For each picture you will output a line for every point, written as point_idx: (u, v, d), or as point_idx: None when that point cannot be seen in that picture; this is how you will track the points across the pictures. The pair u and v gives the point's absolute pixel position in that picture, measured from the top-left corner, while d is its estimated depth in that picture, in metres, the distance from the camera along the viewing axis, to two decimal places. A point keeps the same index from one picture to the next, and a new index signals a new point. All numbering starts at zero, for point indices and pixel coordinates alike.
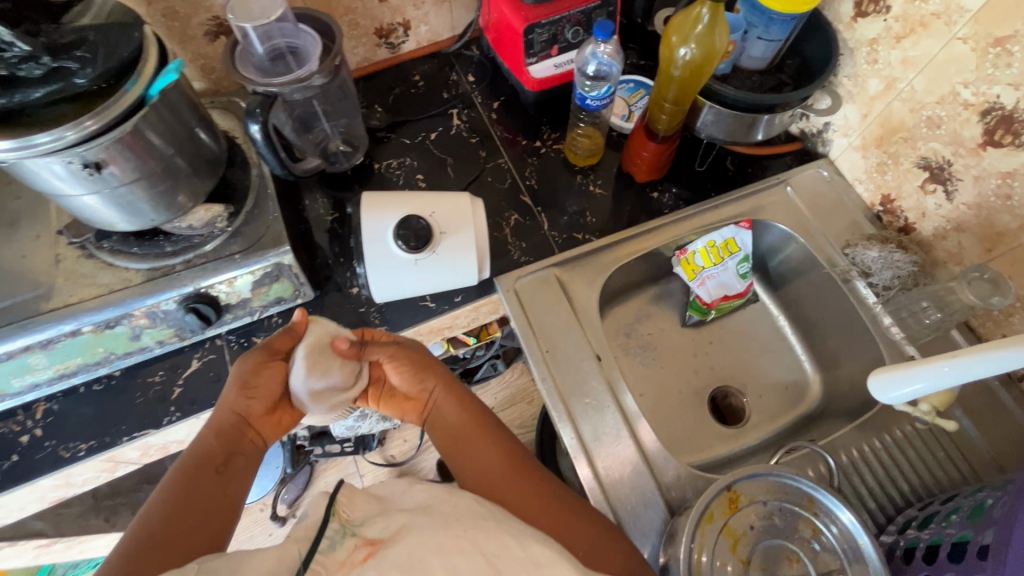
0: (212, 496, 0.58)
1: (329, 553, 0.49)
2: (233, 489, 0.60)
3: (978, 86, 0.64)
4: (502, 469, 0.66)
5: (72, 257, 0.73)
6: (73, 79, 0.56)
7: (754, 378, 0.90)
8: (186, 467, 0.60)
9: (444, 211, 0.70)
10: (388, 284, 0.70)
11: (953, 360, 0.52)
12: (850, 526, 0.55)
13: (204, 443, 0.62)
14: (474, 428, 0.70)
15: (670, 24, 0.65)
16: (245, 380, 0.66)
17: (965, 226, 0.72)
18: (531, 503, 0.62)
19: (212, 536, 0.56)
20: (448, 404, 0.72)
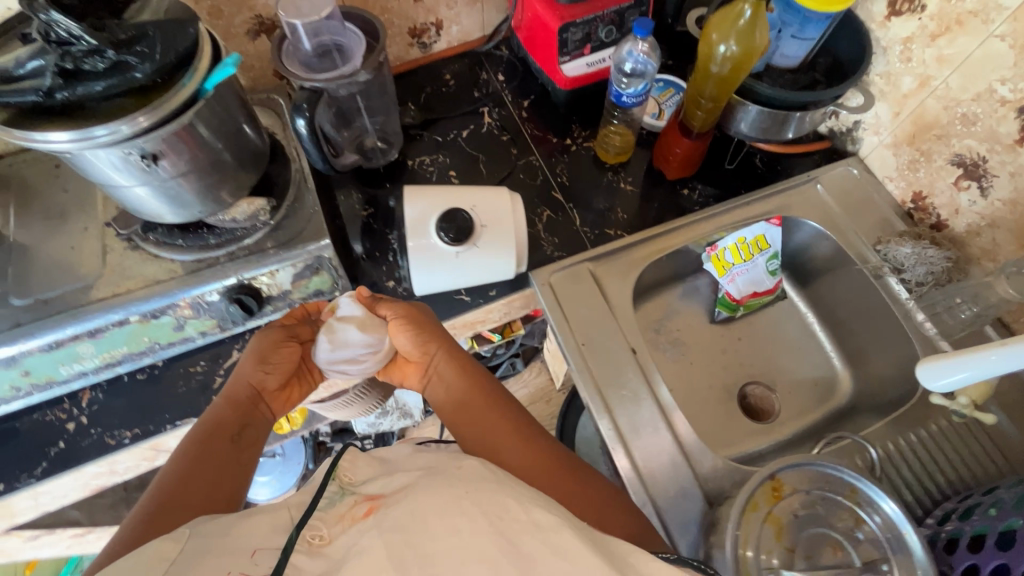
0: (224, 460, 0.63)
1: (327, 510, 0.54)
2: (244, 454, 0.65)
3: (1015, 83, 0.65)
4: (502, 432, 0.67)
5: (119, 248, 0.75)
6: (132, 74, 0.58)
7: (783, 374, 0.90)
8: (204, 434, 0.64)
9: (485, 205, 0.72)
10: (430, 276, 0.71)
11: (1002, 348, 0.53)
12: (893, 515, 0.56)
13: (221, 412, 0.67)
14: (475, 393, 0.71)
15: (711, 21, 0.67)
16: (262, 351, 0.70)
17: (1000, 222, 0.73)
18: (528, 465, 0.63)
19: (225, 496, 0.60)
20: (452, 369, 0.72)
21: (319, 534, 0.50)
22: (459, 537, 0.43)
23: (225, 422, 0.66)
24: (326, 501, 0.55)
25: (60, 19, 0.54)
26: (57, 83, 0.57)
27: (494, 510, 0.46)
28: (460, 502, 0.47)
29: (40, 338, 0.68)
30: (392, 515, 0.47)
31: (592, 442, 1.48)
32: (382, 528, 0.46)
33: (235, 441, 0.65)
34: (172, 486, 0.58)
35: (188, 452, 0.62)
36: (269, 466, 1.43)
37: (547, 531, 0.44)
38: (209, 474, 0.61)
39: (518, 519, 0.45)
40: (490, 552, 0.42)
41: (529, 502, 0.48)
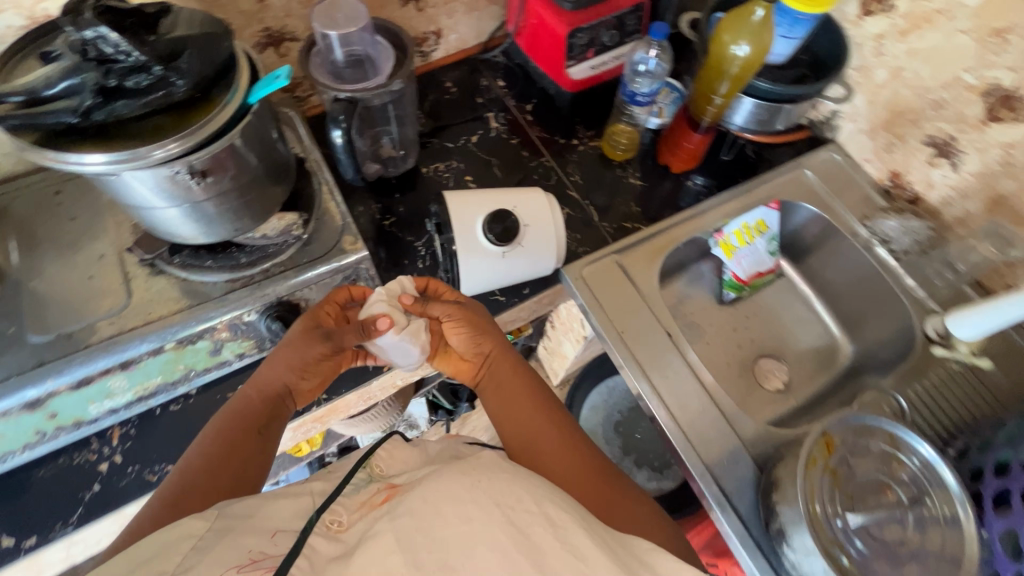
0: (232, 462, 0.61)
1: (351, 495, 0.56)
2: (255, 455, 0.63)
3: (979, 71, 0.75)
4: (535, 423, 0.68)
5: (144, 274, 0.72)
6: (174, 92, 0.57)
7: (789, 346, 0.98)
8: (231, 420, 0.64)
9: (525, 205, 0.75)
10: (476, 277, 0.74)
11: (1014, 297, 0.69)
12: (930, 456, 0.63)
13: (246, 405, 0.65)
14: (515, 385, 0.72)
15: (723, 24, 0.74)
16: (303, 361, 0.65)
17: (970, 193, 0.83)
18: (553, 453, 0.65)
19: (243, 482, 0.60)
20: (495, 361, 0.74)
21: (337, 519, 0.52)
22: (470, 525, 0.45)
23: (247, 417, 0.64)
24: (352, 486, 0.57)
25: (110, 34, 0.52)
26: (96, 102, 0.55)
27: (506, 501, 0.48)
28: (474, 492, 0.48)
29: (68, 376, 0.64)
30: (405, 501, 0.49)
31: (596, 433, 1.51)
32: (394, 514, 0.48)
33: (248, 441, 0.62)
34: (180, 482, 0.58)
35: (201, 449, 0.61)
36: None
37: (558, 525, 0.47)
38: (213, 473, 0.59)
39: (528, 511, 0.48)
40: (500, 541, 0.44)
41: (539, 496, 0.50)
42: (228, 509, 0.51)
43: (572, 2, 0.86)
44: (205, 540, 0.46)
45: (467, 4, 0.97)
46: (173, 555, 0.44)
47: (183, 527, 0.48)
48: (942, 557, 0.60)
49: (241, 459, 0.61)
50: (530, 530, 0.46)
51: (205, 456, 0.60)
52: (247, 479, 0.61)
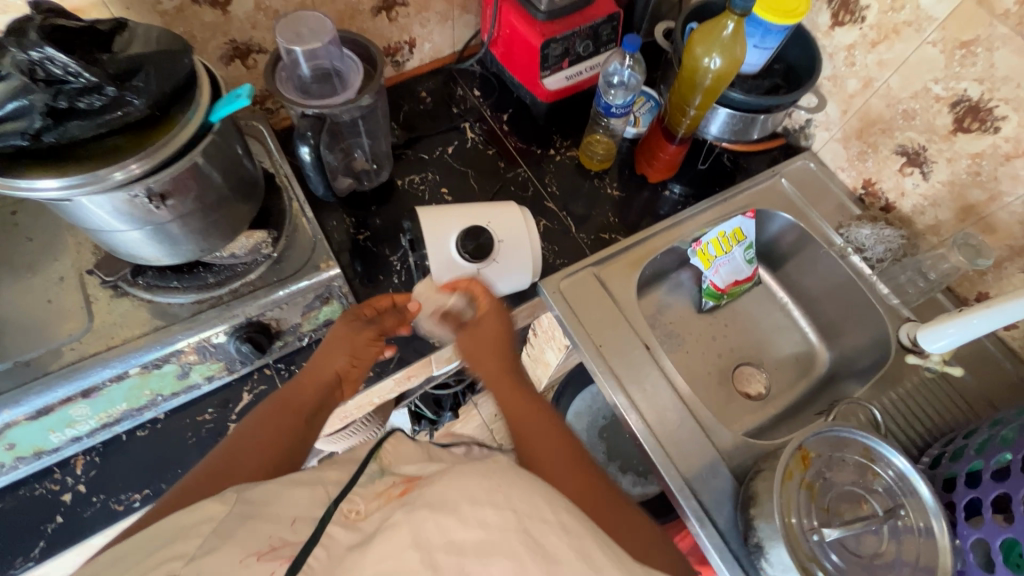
0: (271, 447, 0.62)
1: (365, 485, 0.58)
2: (295, 441, 0.65)
3: (947, 83, 0.76)
4: (539, 428, 0.66)
5: (105, 297, 0.69)
6: (132, 112, 0.55)
7: (768, 353, 0.98)
8: (279, 401, 0.68)
9: (499, 221, 0.75)
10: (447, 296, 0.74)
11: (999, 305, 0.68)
12: (905, 469, 0.63)
13: (295, 392, 0.69)
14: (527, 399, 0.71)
15: (694, 37, 0.74)
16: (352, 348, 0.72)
17: (940, 201, 0.84)
18: (546, 455, 0.62)
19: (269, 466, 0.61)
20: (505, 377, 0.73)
21: (355, 509, 0.53)
22: (487, 532, 0.45)
23: (294, 403, 0.68)
24: (365, 480, 0.59)
25: (58, 55, 0.50)
26: (47, 125, 0.52)
27: (524, 507, 0.48)
28: (493, 493, 0.49)
29: (27, 406, 0.61)
30: (424, 492, 0.51)
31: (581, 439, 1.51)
32: (411, 506, 0.49)
33: (290, 425, 0.65)
34: (222, 459, 0.60)
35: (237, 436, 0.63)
36: None
37: (573, 534, 0.47)
38: (252, 455, 0.61)
39: (546, 520, 0.47)
40: (513, 547, 0.44)
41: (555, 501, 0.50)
42: (244, 494, 0.52)
43: (546, 12, 0.86)
44: (226, 525, 0.47)
45: (439, 14, 0.96)
46: (194, 538, 0.45)
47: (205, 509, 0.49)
48: (918, 568, 0.60)
49: (277, 443, 0.63)
50: (544, 538, 0.46)
51: (242, 442, 0.62)
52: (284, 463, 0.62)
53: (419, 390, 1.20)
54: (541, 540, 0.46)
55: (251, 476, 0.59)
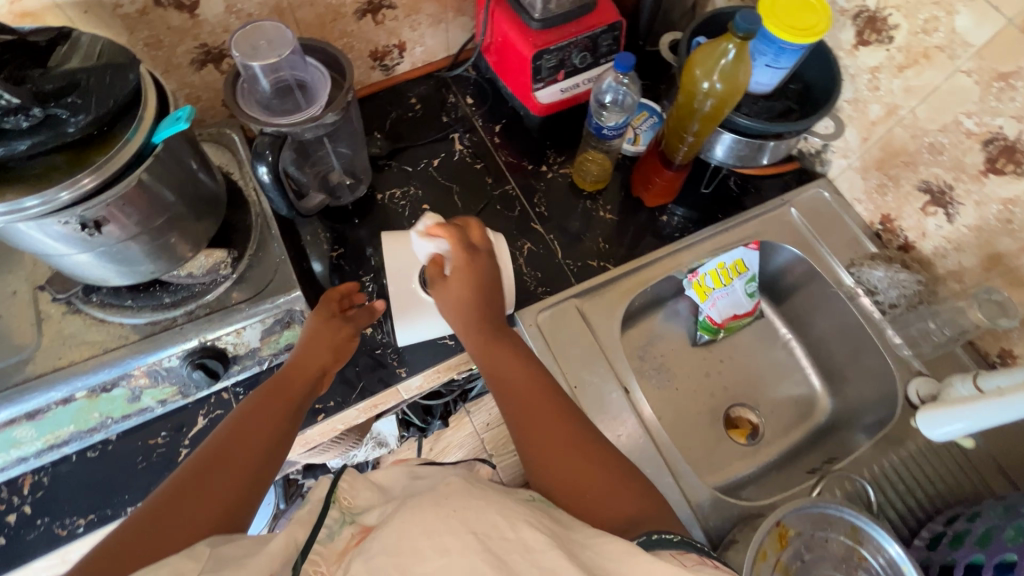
0: (266, 444, 0.57)
1: (328, 544, 0.45)
2: (283, 435, 0.60)
3: (981, 117, 0.68)
4: (539, 428, 0.60)
5: (57, 313, 0.67)
6: (65, 130, 0.51)
7: (764, 395, 0.91)
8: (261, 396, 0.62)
9: None
10: (414, 326, 0.75)
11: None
12: (897, 557, 0.57)
13: (280, 385, 0.64)
14: (522, 377, 0.65)
15: (694, 57, 0.69)
16: (337, 342, 0.69)
17: (965, 246, 0.75)
18: (552, 453, 0.58)
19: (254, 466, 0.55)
20: (493, 350, 0.68)
21: (317, 570, 0.43)
22: (448, 558, 0.38)
23: (280, 395, 0.63)
24: (326, 531, 0.46)
25: None
26: None
27: (482, 528, 0.41)
28: (448, 520, 0.41)
29: None
30: (376, 538, 0.42)
31: None
32: (368, 553, 0.40)
33: (279, 421, 0.60)
34: (198, 467, 0.53)
35: (222, 436, 0.57)
36: None
37: (537, 552, 0.40)
38: (242, 458, 0.55)
39: (507, 538, 0.41)
40: (480, 567, 0.38)
41: (515, 518, 0.44)
42: (220, 550, 0.44)
43: (540, 21, 0.79)
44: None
45: (431, 16, 0.90)
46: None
47: (170, 567, 0.40)
48: None
49: (270, 441, 0.58)
50: (509, 556, 0.39)
51: (233, 440, 0.56)
52: (278, 460, 0.58)
53: (401, 404, 1.16)
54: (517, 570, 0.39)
55: (240, 479, 0.53)
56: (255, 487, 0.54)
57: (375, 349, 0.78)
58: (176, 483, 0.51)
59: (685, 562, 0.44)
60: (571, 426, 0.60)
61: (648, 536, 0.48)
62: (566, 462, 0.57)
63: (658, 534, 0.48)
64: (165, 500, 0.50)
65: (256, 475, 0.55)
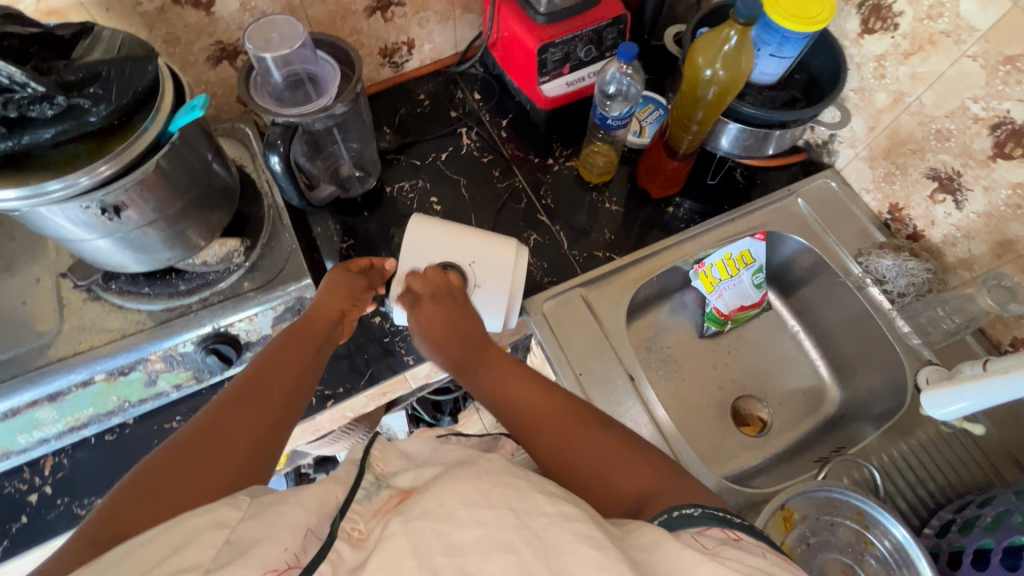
0: (295, 380, 0.61)
1: (366, 502, 0.49)
2: (311, 372, 0.64)
3: (988, 102, 0.67)
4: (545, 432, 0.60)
5: (77, 300, 0.69)
6: (86, 118, 0.53)
7: (773, 386, 0.90)
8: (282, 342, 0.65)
9: (484, 260, 0.74)
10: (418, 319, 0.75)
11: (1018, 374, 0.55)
12: (903, 540, 0.57)
13: (303, 328, 0.67)
14: (520, 388, 0.64)
15: (696, 45, 0.70)
16: (355, 291, 0.72)
17: (975, 234, 0.75)
18: (570, 457, 0.57)
19: (277, 408, 0.58)
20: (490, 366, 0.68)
21: (357, 527, 0.44)
22: (485, 531, 0.39)
23: (308, 336, 0.66)
24: (363, 492, 0.50)
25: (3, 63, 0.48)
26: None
27: (521, 506, 0.42)
28: (489, 493, 0.43)
29: None
30: (419, 503, 0.43)
31: None
32: (409, 514, 0.41)
33: (306, 361, 0.64)
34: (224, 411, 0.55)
35: (253, 372, 0.60)
36: None
37: (573, 520, 0.41)
38: (268, 404, 0.58)
39: (543, 513, 0.41)
40: (498, 534, 0.39)
41: (555, 496, 0.44)
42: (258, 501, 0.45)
43: (545, 15, 0.80)
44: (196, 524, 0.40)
45: (439, 14, 0.92)
46: (205, 550, 0.37)
47: (212, 517, 0.40)
48: None
49: (300, 377, 0.62)
50: (544, 528, 0.40)
51: (263, 376, 0.60)
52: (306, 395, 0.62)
53: (410, 397, 1.17)
54: (540, 532, 0.39)
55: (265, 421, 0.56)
56: (286, 419, 0.58)
57: (384, 338, 0.79)
58: (216, 411, 0.55)
59: (705, 543, 0.42)
60: (583, 418, 0.61)
61: (668, 514, 0.47)
62: (579, 455, 0.57)
63: (680, 511, 0.47)
64: (201, 429, 0.53)
65: (286, 406, 0.59)
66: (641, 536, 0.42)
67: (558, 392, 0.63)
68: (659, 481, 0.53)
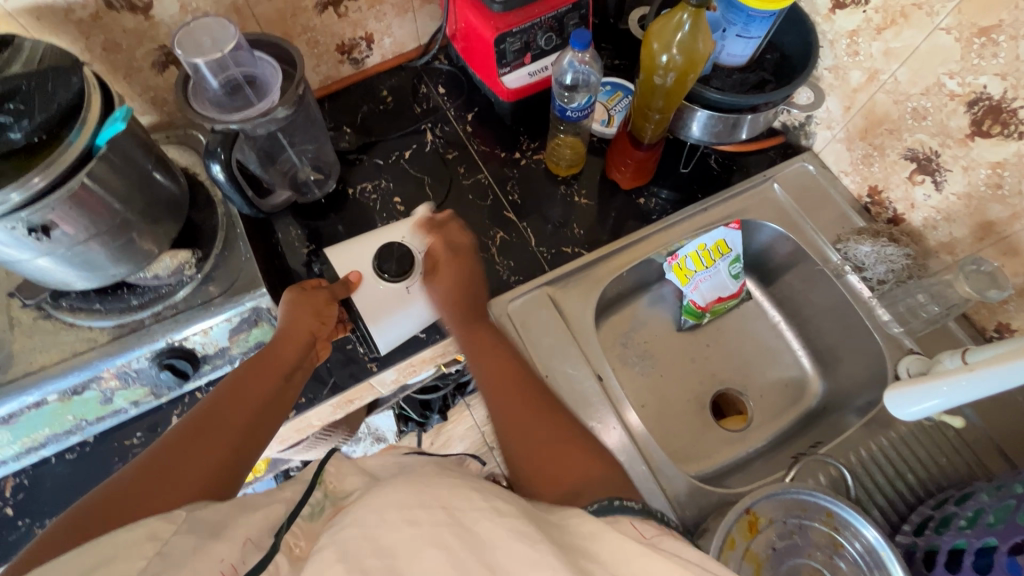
0: (258, 407, 0.61)
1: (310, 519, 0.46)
2: (276, 398, 0.63)
3: (963, 77, 0.63)
4: (508, 405, 0.63)
5: (28, 319, 0.68)
6: (8, 134, 0.52)
7: (753, 379, 0.88)
8: (251, 366, 0.64)
9: (411, 234, 0.82)
10: (389, 320, 0.77)
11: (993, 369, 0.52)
12: (874, 541, 0.55)
13: (274, 349, 0.66)
14: (498, 363, 0.68)
15: (650, 31, 0.67)
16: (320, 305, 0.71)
17: (955, 217, 0.71)
18: (527, 436, 0.60)
19: (239, 432, 0.57)
20: (475, 334, 0.71)
21: (299, 543, 0.42)
22: (417, 529, 0.37)
23: (273, 361, 0.65)
24: (308, 509, 0.47)
25: None
26: None
27: (455, 501, 0.40)
28: (419, 495, 0.41)
29: None
30: (348, 514, 0.41)
31: None
32: (338, 527, 0.40)
33: (271, 382, 0.64)
34: (186, 435, 0.55)
35: (217, 396, 0.60)
36: None
37: (507, 515, 0.40)
38: (231, 428, 0.57)
39: (475, 506, 0.40)
40: (441, 536, 0.36)
41: (488, 492, 0.43)
42: (197, 513, 0.42)
43: (501, 3, 0.77)
44: None
45: (397, 6, 0.88)
46: (136, 560, 0.35)
47: (146, 529, 0.38)
48: None
49: (268, 398, 0.62)
50: (486, 529, 0.38)
51: (227, 399, 0.60)
52: (270, 423, 0.61)
53: (392, 398, 1.15)
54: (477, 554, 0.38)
55: (225, 445, 0.55)
56: (250, 442, 0.58)
57: (346, 344, 0.77)
58: (169, 438, 0.54)
59: (643, 535, 0.43)
60: (542, 404, 0.63)
61: (607, 503, 0.48)
62: (536, 440, 0.59)
63: (620, 501, 0.49)
64: (162, 452, 0.52)
65: (250, 430, 0.58)
66: (591, 549, 0.40)
67: (521, 378, 0.66)
68: (607, 476, 0.55)
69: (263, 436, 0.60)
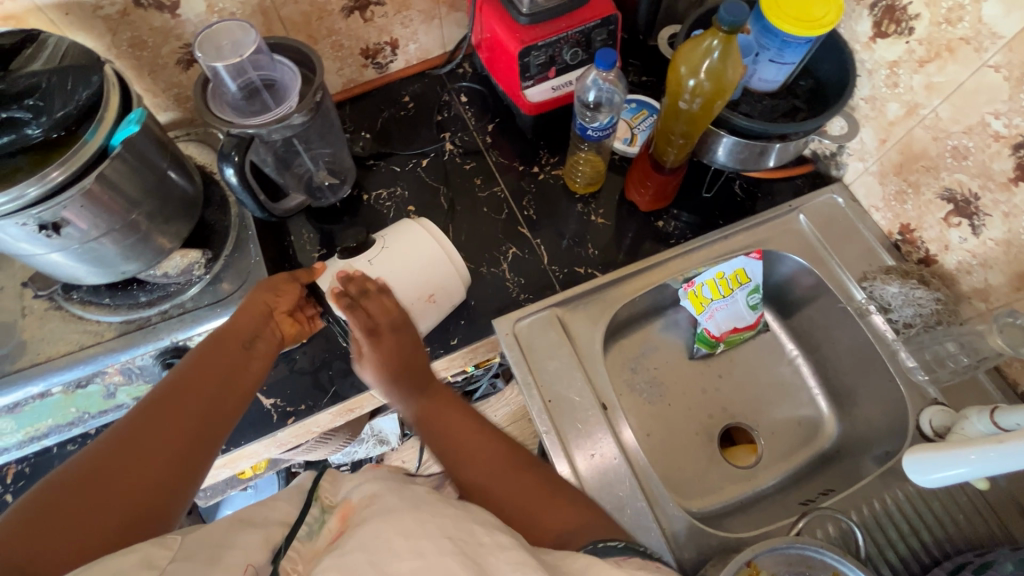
0: (218, 388, 0.59)
1: (307, 542, 0.44)
2: (238, 376, 0.62)
3: (1010, 118, 0.60)
4: (472, 465, 0.60)
5: (39, 309, 0.69)
6: (26, 130, 0.51)
7: (765, 415, 0.84)
8: (208, 347, 0.62)
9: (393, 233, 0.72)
10: None
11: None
12: None
13: (231, 331, 0.64)
14: (457, 421, 0.64)
15: (678, 53, 0.65)
16: (278, 283, 0.69)
17: (992, 263, 0.68)
18: (496, 492, 0.57)
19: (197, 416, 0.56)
20: (435, 394, 0.67)
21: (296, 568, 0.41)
22: (421, 560, 0.35)
23: (232, 335, 0.64)
24: (306, 528, 0.45)
25: None
26: None
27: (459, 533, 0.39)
28: (424, 524, 0.39)
29: None
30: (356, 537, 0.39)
31: None
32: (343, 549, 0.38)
33: (233, 361, 0.62)
34: (140, 423, 0.53)
35: (175, 378, 0.58)
36: (237, 499, 1.22)
37: (507, 549, 0.39)
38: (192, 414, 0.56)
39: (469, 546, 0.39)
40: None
41: (493, 527, 0.42)
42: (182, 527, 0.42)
43: (528, 16, 0.75)
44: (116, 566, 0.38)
45: (423, 12, 0.88)
46: None
47: (141, 555, 0.36)
48: None
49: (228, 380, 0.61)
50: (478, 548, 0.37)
51: (186, 382, 0.58)
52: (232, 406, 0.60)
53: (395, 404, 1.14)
54: None
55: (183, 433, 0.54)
56: (208, 428, 0.56)
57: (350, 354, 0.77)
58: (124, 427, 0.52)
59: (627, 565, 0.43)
60: (510, 454, 0.61)
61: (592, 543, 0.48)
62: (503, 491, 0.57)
63: (604, 542, 0.47)
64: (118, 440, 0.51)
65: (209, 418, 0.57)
66: None
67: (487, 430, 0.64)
68: (586, 520, 0.54)
69: (224, 419, 0.58)
